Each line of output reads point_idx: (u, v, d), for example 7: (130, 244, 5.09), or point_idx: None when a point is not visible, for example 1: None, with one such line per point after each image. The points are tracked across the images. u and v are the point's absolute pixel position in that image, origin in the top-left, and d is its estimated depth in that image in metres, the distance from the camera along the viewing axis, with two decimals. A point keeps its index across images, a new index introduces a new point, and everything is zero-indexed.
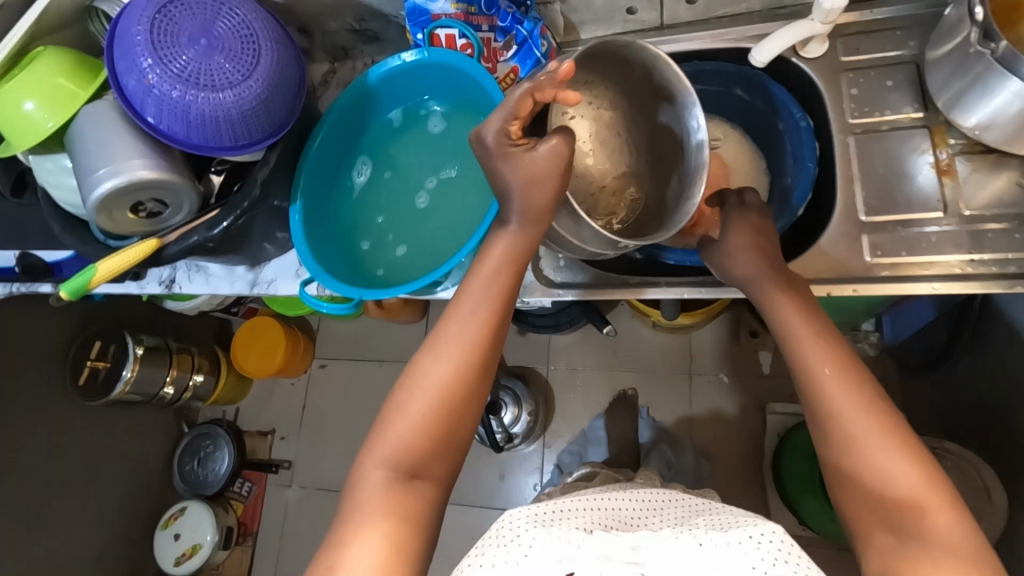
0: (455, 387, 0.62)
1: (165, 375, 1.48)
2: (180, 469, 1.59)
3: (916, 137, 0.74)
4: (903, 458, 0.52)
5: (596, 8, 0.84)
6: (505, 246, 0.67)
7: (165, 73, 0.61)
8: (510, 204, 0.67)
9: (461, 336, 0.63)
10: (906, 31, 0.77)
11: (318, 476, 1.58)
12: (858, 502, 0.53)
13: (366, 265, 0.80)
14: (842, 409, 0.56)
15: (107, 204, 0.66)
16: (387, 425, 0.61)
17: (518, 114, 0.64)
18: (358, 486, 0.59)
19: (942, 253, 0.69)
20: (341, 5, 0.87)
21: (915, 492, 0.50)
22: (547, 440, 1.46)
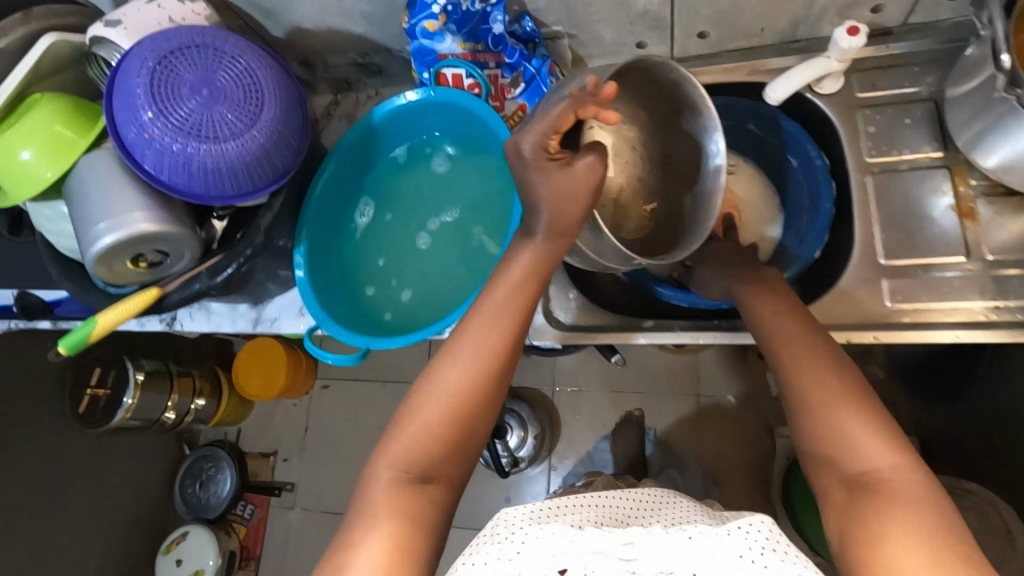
0: (473, 393, 0.60)
1: (167, 401, 1.44)
2: (180, 491, 1.55)
3: (935, 177, 0.72)
4: (871, 423, 0.51)
5: (605, 43, 0.82)
6: (530, 257, 0.66)
7: (166, 125, 0.59)
8: (537, 217, 0.67)
9: (481, 345, 0.61)
10: (922, 67, 0.75)
11: (322, 498, 1.55)
12: (825, 470, 0.52)
13: (374, 311, 0.78)
14: (820, 397, 0.54)
15: (108, 256, 0.64)
16: (399, 428, 0.59)
17: (558, 129, 0.64)
18: (366, 490, 0.56)
19: (964, 299, 0.68)
20: (344, 40, 0.85)
21: (876, 458, 0.50)
22: (554, 461, 1.43)
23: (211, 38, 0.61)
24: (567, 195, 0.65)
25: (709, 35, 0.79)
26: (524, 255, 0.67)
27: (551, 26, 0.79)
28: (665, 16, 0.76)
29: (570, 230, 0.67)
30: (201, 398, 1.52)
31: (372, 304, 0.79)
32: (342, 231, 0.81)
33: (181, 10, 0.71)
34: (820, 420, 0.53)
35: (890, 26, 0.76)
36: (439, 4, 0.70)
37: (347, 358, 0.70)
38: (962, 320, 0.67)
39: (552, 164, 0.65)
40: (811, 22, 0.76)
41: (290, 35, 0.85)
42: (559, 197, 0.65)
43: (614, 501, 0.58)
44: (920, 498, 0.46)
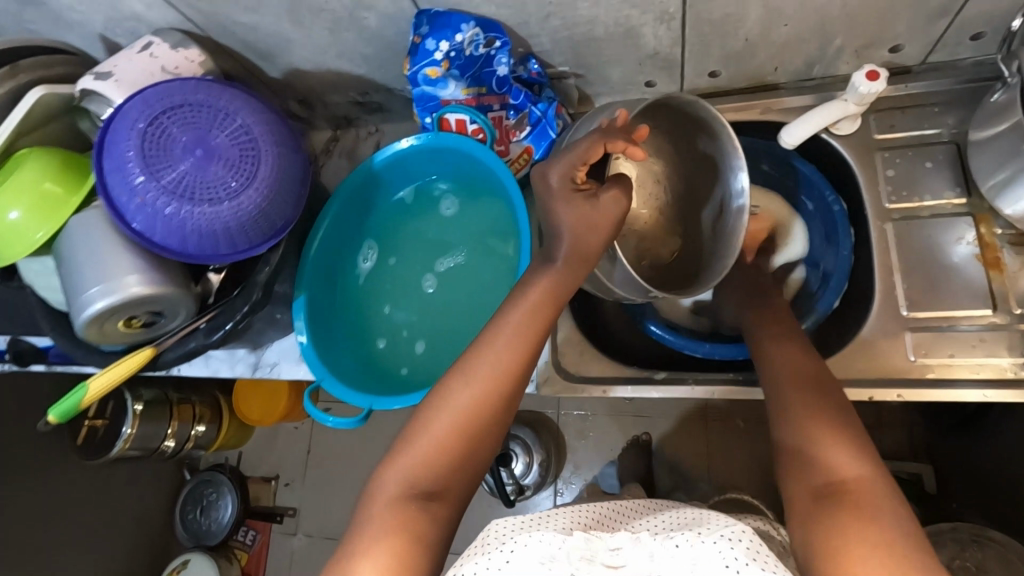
0: (486, 413, 0.57)
1: (168, 428, 1.34)
2: (182, 518, 1.50)
3: (959, 225, 0.69)
4: (842, 436, 0.51)
5: (612, 82, 0.79)
6: (548, 284, 0.62)
7: (158, 189, 0.57)
8: (556, 245, 0.64)
9: (496, 364, 0.58)
10: (942, 108, 0.73)
11: (325, 524, 1.48)
12: (794, 479, 0.51)
13: (390, 366, 0.75)
14: (799, 412, 0.54)
15: (100, 320, 0.62)
16: (406, 443, 0.56)
17: (588, 159, 0.63)
18: (369, 503, 0.54)
19: (992, 355, 0.65)
20: (344, 81, 0.83)
21: (842, 469, 0.49)
22: (560, 487, 1.32)
23: (206, 96, 0.59)
24: (585, 236, 0.64)
25: (720, 74, 0.77)
26: (546, 278, 0.63)
27: (558, 67, 0.76)
28: (675, 57, 0.73)
29: (589, 258, 0.64)
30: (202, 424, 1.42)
31: (386, 359, 0.75)
32: (348, 283, 0.79)
33: (175, 59, 0.69)
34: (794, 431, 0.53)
35: (910, 65, 0.73)
36: (442, 50, 0.67)
37: (348, 421, 0.68)
38: (990, 377, 0.64)
39: (580, 193, 0.64)
40: (827, 61, 0.73)
41: (289, 76, 0.82)
42: (584, 229, 0.64)
43: (595, 516, 0.62)
44: (879, 505, 0.46)
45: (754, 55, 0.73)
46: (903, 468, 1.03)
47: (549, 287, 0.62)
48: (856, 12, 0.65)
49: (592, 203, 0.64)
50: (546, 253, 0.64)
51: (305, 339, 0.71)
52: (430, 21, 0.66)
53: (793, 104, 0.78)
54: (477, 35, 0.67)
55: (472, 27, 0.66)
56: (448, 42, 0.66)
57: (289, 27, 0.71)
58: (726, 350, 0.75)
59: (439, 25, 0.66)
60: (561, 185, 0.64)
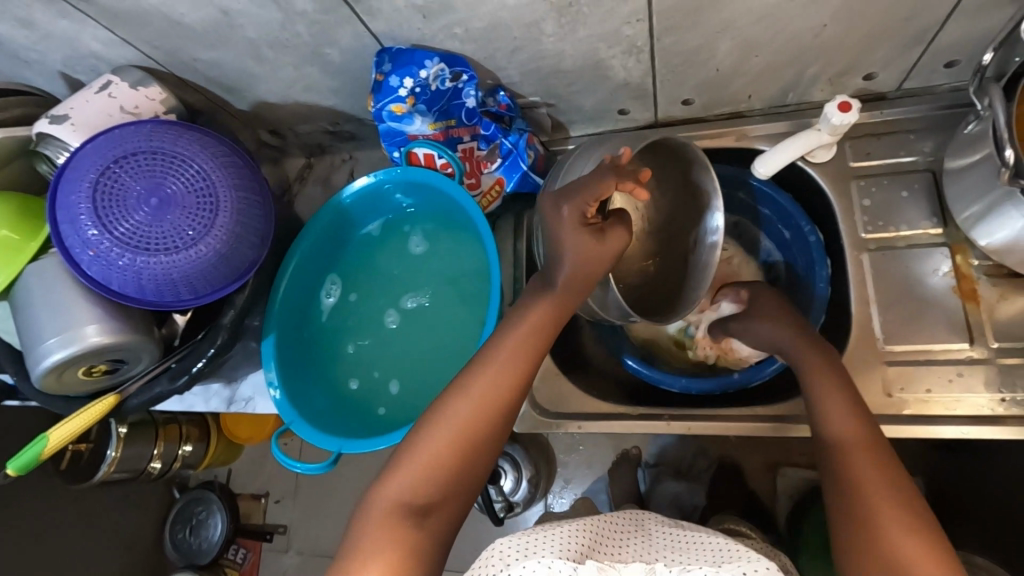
0: (484, 430, 0.57)
1: (153, 450, 1.27)
2: (172, 537, 1.42)
3: (935, 256, 0.68)
4: (907, 505, 0.50)
5: (586, 111, 0.78)
6: (545, 310, 0.62)
7: (112, 240, 0.56)
8: (558, 271, 0.62)
9: (496, 385, 0.58)
10: (919, 135, 0.71)
11: (317, 541, 1.37)
12: (852, 538, 0.50)
13: (368, 406, 0.73)
14: (870, 483, 0.51)
15: (60, 370, 0.61)
16: (407, 460, 0.55)
17: (599, 197, 0.60)
18: (364, 511, 0.54)
19: (970, 391, 0.64)
20: (314, 112, 0.81)
21: (909, 544, 0.48)
22: (551, 501, 1.22)
23: (161, 142, 0.58)
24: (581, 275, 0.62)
25: (694, 102, 0.75)
26: (546, 302, 0.62)
27: (529, 97, 0.75)
28: (647, 86, 0.72)
29: (586, 286, 0.64)
30: (189, 442, 1.33)
31: (362, 400, 0.74)
32: (316, 323, 0.77)
33: (134, 98, 0.67)
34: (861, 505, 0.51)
35: (884, 91, 0.72)
36: (408, 87, 0.65)
37: (317, 466, 0.67)
38: (968, 412, 0.64)
39: (591, 228, 0.62)
40: (801, 88, 0.72)
41: (257, 108, 0.80)
42: (590, 263, 0.62)
43: (596, 531, 0.61)
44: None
45: (727, 84, 0.71)
46: None
47: (547, 313, 0.62)
48: (831, 46, 0.63)
49: (600, 239, 0.62)
50: (547, 279, 0.63)
51: (278, 391, 0.70)
52: (393, 58, 0.64)
53: (769, 131, 0.76)
54: (442, 70, 0.65)
55: (436, 63, 0.65)
56: (413, 78, 0.65)
57: (252, 63, 0.70)
58: (702, 385, 0.73)
59: (402, 62, 0.64)
60: (573, 219, 0.62)
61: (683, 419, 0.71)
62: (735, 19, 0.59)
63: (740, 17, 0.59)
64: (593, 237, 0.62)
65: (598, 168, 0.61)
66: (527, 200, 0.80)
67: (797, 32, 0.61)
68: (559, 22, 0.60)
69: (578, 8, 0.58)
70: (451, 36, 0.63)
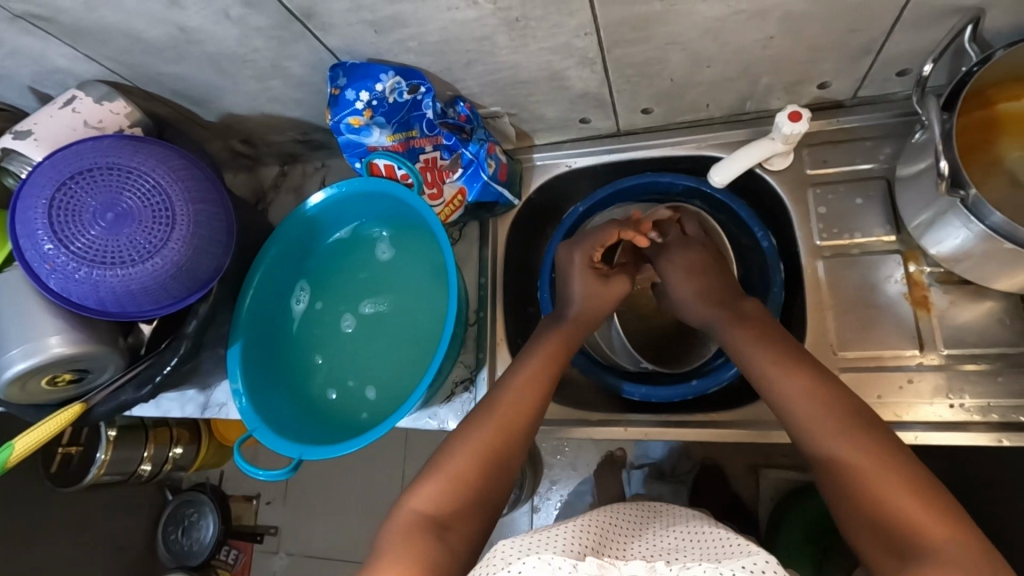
0: (500, 441, 0.62)
1: (143, 452, 1.28)
2: (165, 538, 1.44)
3: (888, 263, 0.69)
4: (899, 476, 0.51)
5: (547, 120, 0.78)
6: (557, 340, 0.71)
7: (69, 254, 0.58)
8: (568, 308, 0.74)
9: (513, 405, 0.64)
10: (875, 142, 0.72)
11: (308, 542, 1.36)
12: (861, 530, 0.51)
13: (344, 416, 0.74)
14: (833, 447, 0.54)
15: (24, 380, 0.62)
16: (432, 473, 0.60)
17: (603, 243, 0.74)
18: (389, 523, 0.57)
19: (921, 398, 0.65)
20: (282, 123, 0.82)
21: (919, 516, 0.48)
22: (537, 502, 1.22)
23: (117, 158, 0.60)
24: (586, 311, 0.73)
25: (653, 111, 0.75)
26: (557, 333, 0.71)
27: (490, 107, 0.76)
28: (605, 96, 0.72)
29: (592, 322, 0.74)
30: (181, 445, 1.35)
31: (338, 410, 0.75)
32: (288, 331, 0.79)
33: (98, 112, 0.68)
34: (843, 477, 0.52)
35: (841, 99, 0.72)
36: (363, 100, 0.67)
37: (279, 473, 0.69)
38: (917, 418, 0.65)
39: (596, 272, 0.75)
40: (759, 97, 0.72)
41: (226, 119, 0.81)
42: (593, 301, 0.74)
43: (598, 533, 0.61)
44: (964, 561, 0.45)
45: (683, 94, 0.72)
46: None
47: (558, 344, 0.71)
48: (781, 57, 0.64)
49: (603, 283, 0.75)
50: (558, 315, 0.74)
51: (244, 399, 0.71)
52: (347, 73, 0.66)
53: (728, 138, 0.78)
54: (398, 84, 0.66)
55: (392, 76, 0.66)
56: (369, 92, 0.66)
57: (215, 77, 0.71)
58: (661, 392, 0.74)
59: (357, 76, 0.66)
60: (582, 265, 0.75)
61: (639, 426, 0.72)
62: (682, 32, 0.60)
63: (686, 30, 0.60)
64: (597, 280, 0.74)
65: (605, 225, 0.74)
66: (492, 208, 0.81)
67: (744, 44, 0.62)
68: (509, 35, 0.61)
69: (526, 22, 0.59)
70: (406, 49, 0.64)
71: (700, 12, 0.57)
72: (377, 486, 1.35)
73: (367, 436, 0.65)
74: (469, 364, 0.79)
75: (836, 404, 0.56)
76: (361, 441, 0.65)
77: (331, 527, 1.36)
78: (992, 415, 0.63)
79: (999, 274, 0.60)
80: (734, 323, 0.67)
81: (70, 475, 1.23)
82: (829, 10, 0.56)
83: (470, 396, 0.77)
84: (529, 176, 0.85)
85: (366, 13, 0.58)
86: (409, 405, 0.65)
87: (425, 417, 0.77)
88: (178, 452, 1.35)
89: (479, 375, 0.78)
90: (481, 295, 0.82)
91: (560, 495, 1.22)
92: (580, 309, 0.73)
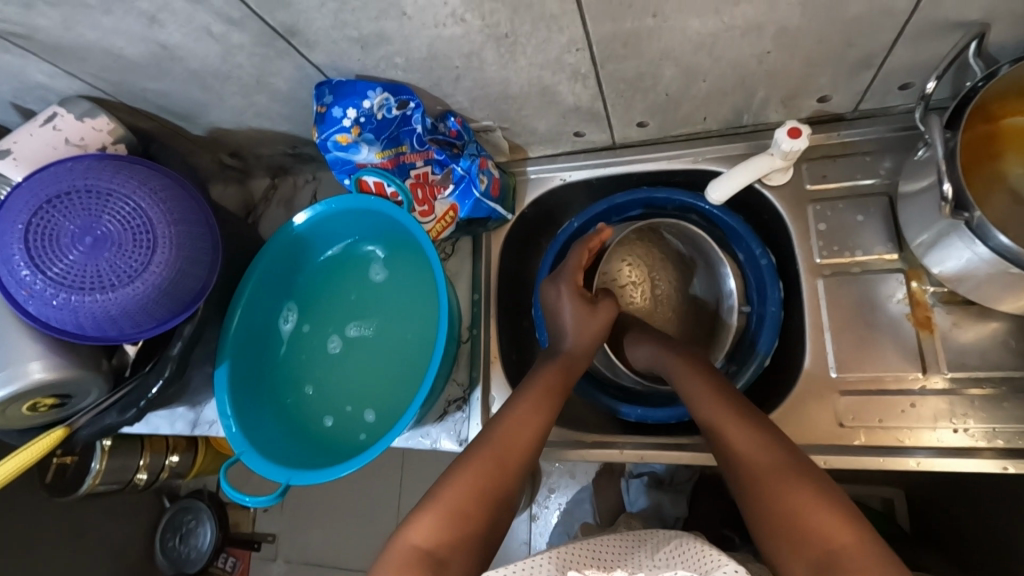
0: (502, 476, 0.60)
1: (139, 461, 1.20)
2: (162, 546, 1.40)
3: (891, 282, 0.67)
4: (816, 492, 0.50)
5: (540, 133, 0.76)
6: (557, 369, 0.70)
7: (49, 279, 0.57)
8: (563, 335, 0.74)
9: (513, 437, 0.63)
10: (875, 156, 0.70)
11: (305, 549, 1.35)
12: (789, 554, 0.48)
13: (340, 439, 0.72)
14: (761, 466, 0.54)
15: (3, 407, 0.61)
16: (430, 506, 0.58)
17: (579, 265, 0.76)
18: (386, 557, 0.55)
19: (923, 422, 0.63)
20: (270, 137, 0.80)
21: (835, 532, 0.47)
22: (535, 511, 1.20)
23: (95, 179, 0.58)
24: (579, 342, 0.73)
25: (649, 124, 0.73)
26: (555, 366, 0.71)
27: (482, 121, 0.74)
28: (599, 109, 0.70)
29: (586, 353, 0.74)
30: (177, 453, 1.27)
31: (334, 434, 0.73)
32: (278, 353, 0.77)
33: (80, 130, 0.67)
34: (770, 495, 0.51)
35: (842, 112, 0.69)
36: (351, 117, 0.65)
37: (266, 499, 0.68)
38: (920, 444, 0.63)
39: (582, 296, 0.75)
40: (755, 110, 0.70)
41: (213, 133, 0.80)
42: (587, 327, 0.74)
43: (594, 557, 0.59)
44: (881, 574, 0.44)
45: (679, 108, 0.70)
46: (875, 495, 0.97)
47: (559, 373, 0.70)
48: (778, 71, 0.62)
49: (592, 308, 0.75)
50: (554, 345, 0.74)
51: (232, 424, 0.70)
52: (334, 90, 0.64)
53: (726, 152, 0.76)
54: (387, 100, 0.65)
55: (379, 93, 0.64)
56: (356, 109, 0.65)
57: (199, 92, 0.69)
58: (659, 414, 0.74)
59: (344, 93, 0.64)
60: (570, 294, 0.75)
61: (636, 448, 0.71)
62: (674, 47, 0.58)
63: (679, 45, 0.58)
64: (587, 310, 0.74)
65: (573, 249, 0.77)
66: (485, 224, 0.79)
67: (739, 59, 0.60)
68: (498, 51, 0.59)
69: (515, 38, 0.57)
70: (392, 66, 0.62)
71: (693, 27, 0.55)
72: (372, 494, 1.33)
73: (361, 457, 0.64)
74: (462, 383, 0.77)
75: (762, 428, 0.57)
76: (355, 462, 0.64)
77: (328, 536, 1.34)
78: (997, 440, 0.61)
79: (1004, 296, 0.58)
80: (678, 362, 0.69)
81: (64, 487, 1.15)
82: (827, 24, 0.54)
83: (463, 415, 0.76)
84: (523, 190, 0.83)
85: (350, 30, 0.57)
86: (401, 425, 0.64)
87: (418, 437, 0.75)
88: (175, 460, 1.28)
89: (473, 395, 0.76)
90: (474, 311, 0.80)
91: (559, 503, 1.19)
92: (574, 340, 0.73)
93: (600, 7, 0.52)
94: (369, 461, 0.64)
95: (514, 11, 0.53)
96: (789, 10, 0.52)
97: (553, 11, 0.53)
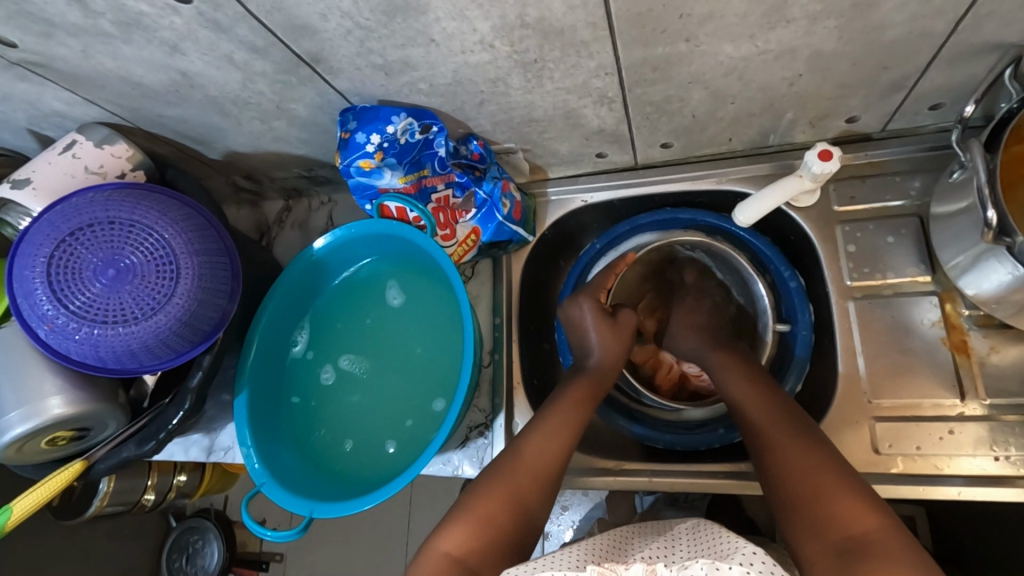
0: (533, 492, 0.59)
1: (147, 481, 1.17)
2: (168, 567, 1.35)
3: (923, 304, 0.66)
4: (847, 490, 0.52)
5: (561, 154, 0.75)
6: (581, 387, 0.68)
7: (69, 311, 0.56)
8: (590, 353, 0.72)
9: (541, 451, 0.61)
10: (905, 176, 0.69)
11: (313, 570, 1.32)
12: (810, 538, 0.50)
13: (362, 472, 0.71)
14: (792, 462, 0.56)
15: (21, 443, 0.60)
16: (460, 516, 0.57)
17: (604, 288, 0.76)
18: (417, 563, 0.54)
19: (962, 449, 0.62)
20: (287, 160, 0.79)
21: (859, 519, 0.49)
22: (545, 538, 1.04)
23: (118, 211, 0.57)
24: (606, 358, 0.72)
25: (673, 145, 0.72)
26: (584, 382, 0.69)
27: (504, 143, 0.73)
28: (622, 132, 0.69)
29: (612, 372, 0.72)
30: (184, 472, 1.24)
31: (356, 468, 0.71)
32: (291, 396, 0.75)
33: (99, 156, 0.66)
34: (806, 489, 0.53)
35: (870, 132, 0.68)
36: (374, 142, 0.64)
37: (288, 533, 0.67)
38: (958, 471, 0.62)
39: (604, 316, 0.74)
40: (782, 131, 0.69)
41: (229, 156, 0.78)
42: (612, 345, 0.72)
43: (609, 543, 0.59)
44: (905, 557, 0.45)
45: (704, 129, 0.68)
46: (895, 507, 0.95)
47: (583, 389, 0.69)
48: (808, 95, 0.61)
49: (614, 324, 0.74)
50: (579, 364, 0.72)
51: (252, 455, 0.68)
52: (358, 116, 0.63)
53: (750, 172, 0.75)
54: (410, 124, 0.64)
55: (403, 118, 0.63)
56: (380, 134, 0.63)
57: (218, 118, 0.68)
58: (660, 439, 0.76)
59: (368, 119, 0.63)
60: (592, 313, 0.73)
61: (666, 476, 0.70)
62: (704, 71, 0.57)
63: (710, 70, 0.57)
64: (609, 324, 0.73)
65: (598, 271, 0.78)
66: (507, 246, 0.78)
67: (770, 82, 0.59)
68: (526, 76, 0.58)
69: (544, 64, 0.56)
70: (417, 90, 0.61)
71: (726, 51, 0.54)
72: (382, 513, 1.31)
73: (382, 491, 0.62)
74: (484, 409, 0.75)
75: (800, 432, 0.58)
76: (377, 496, 0.62)
77: (337, 558, 1.31)
78: None
79: None
80: (723, 351, 0.72)
81: (71, 507, 1.11)
82: (863, 48, 0.53)
83: (486, 442, 0.74)
84: (544, 211, 0.82)
85: (376, 57, 0.56)
86: (429, 452, 0.62)
87: (439, 463, 0.73)
88: (183, 480, 1.24)
89: (495, 421, 0.74)
90: (495, 336, 0.79)
91: (571, 521, 0.99)
92: (601, 358, 0.72)
93: (632, 33, 0.51)
94: (393, 492, 0.62)
95: (544, 38, 0.52)
96: (823, 35, 0.52)
97: (584, 37, 0.52)
